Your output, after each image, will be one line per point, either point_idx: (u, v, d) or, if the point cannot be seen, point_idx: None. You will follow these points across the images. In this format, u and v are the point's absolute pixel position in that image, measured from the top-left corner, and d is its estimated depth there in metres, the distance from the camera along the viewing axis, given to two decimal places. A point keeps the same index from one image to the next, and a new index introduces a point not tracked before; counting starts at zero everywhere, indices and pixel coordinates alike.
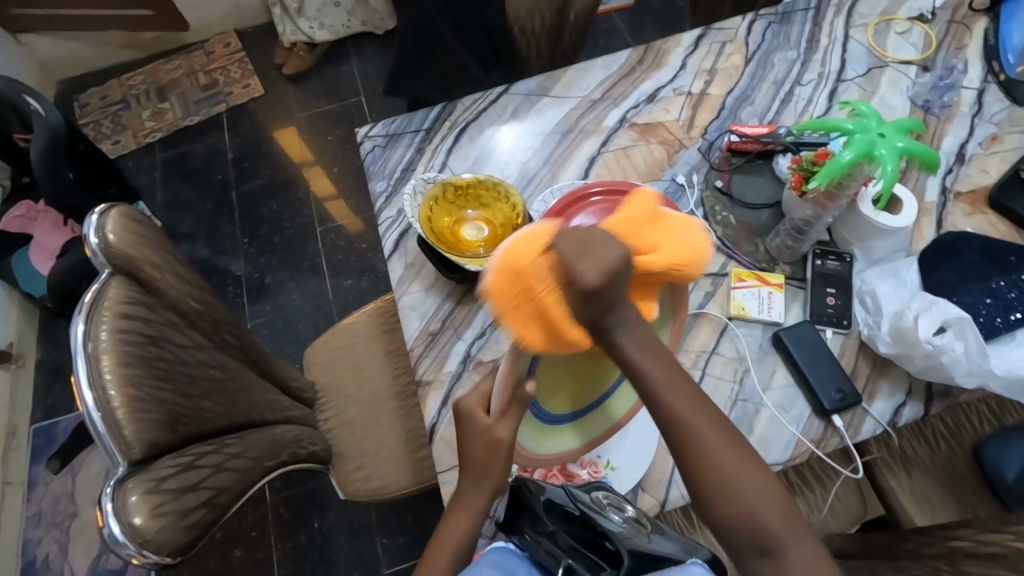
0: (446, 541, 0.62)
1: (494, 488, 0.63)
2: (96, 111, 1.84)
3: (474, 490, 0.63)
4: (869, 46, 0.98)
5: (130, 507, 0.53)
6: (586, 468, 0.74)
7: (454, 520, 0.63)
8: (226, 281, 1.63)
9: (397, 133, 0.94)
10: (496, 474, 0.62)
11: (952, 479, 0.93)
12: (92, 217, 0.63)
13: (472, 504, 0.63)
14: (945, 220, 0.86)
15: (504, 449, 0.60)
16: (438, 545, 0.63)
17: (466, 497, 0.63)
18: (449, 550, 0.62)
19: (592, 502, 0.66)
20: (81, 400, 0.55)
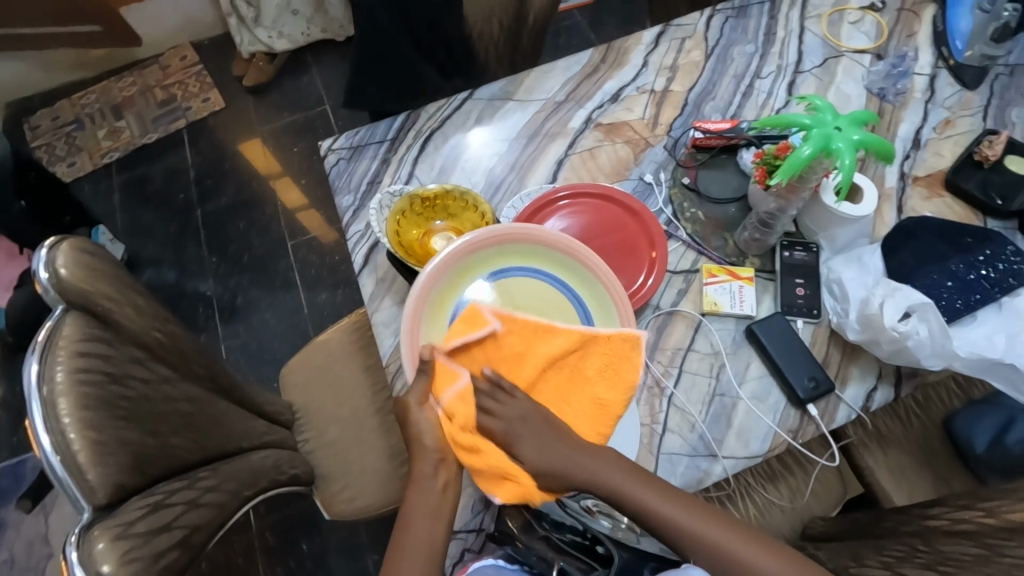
0: (411, 522, 0.62)
1: (432, 452, 0.63)
2: (48, 134, 1.77)
3: (418, 458, 0.63)
4: (824, 36, 1.00)
5: (97, 556, 0.51)
6: None
7: (414, 498, 0.63)
8: (197, 303, 1.59)
9: (361, 145, 0.93)
10: (427, 433, 0.63)
11: (925, 454, 0.95)
12: (41, 252, 0.61)
13: (424, 475, 0.63)
14: (905, 205, 0.88)
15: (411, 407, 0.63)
16: (406, 525, 0.62)
17: (416, 470, 0.63)
18: (416, 526, 0.62)
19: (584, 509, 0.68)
20: (38, 445, 0.53)
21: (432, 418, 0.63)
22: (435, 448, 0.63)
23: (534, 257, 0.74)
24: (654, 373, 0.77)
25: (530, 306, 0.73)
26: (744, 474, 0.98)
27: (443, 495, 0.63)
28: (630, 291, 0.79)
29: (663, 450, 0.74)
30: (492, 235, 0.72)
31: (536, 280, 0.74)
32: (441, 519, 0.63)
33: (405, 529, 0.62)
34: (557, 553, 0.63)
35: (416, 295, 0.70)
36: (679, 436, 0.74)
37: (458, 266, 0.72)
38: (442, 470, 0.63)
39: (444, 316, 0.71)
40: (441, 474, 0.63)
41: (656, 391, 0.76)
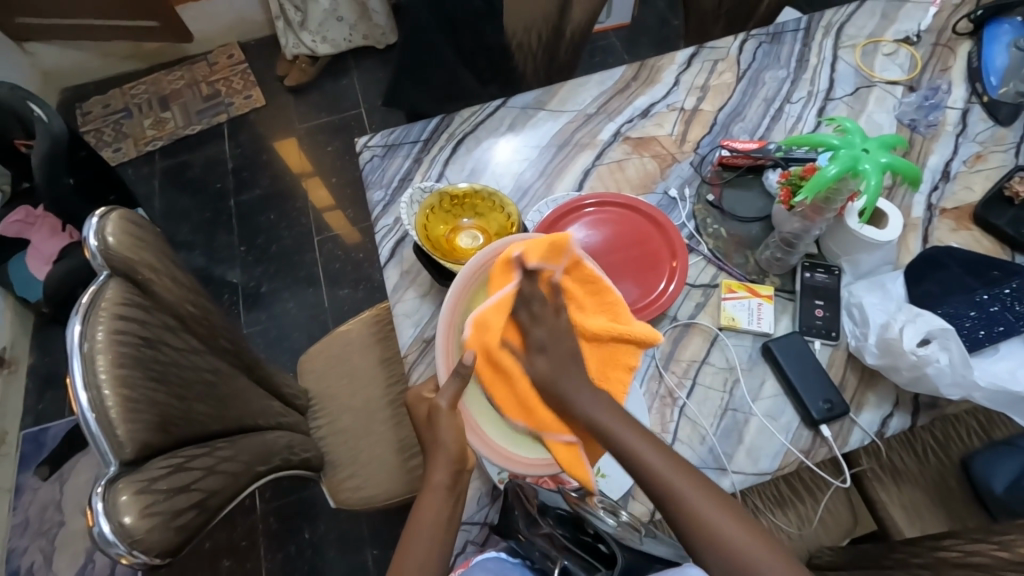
0: (421, 524, 0.61)
1: (453, 463, 0.63)
2: (98, 120, 1.86)
3: (437, 465, 0.63)
4: (857, 66, 1.01)
5: (120, 507, 0.53)
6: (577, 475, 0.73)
7: (426, 504, 0.62)
8: (222, 289, 1.63)
9: (396, 143, 0.96)
10: (452, 443, 0.63)
11: (940, 492, 0.93)
12: (92, 220, 0.64)
13: (440, 482, 0.63)
14: (931, 235, 0.87)
15: (442, 411, 0.64)
16: (416, 527, 0.61)
17: (432, 476, 0.63)
18: (427, 528, 0.61)
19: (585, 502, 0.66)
20: (75, 400, 0.55)
21: (457, 427, 0.64)
22: (456, 458, 0.64)
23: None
24: (667, 383, 0.77)
25: None
26: (752, 496, 0.98)
27: (455, 505, 0.63)
28: (649, 299, 0.80)
29: None
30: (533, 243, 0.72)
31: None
32: (452, 529, 0.63)
33: (415, 532, 0.61)
34: (559, 552, 0.62)
35: (458, 289, 0.69)
36: (689, 448, 0.74)
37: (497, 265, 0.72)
38: (458, 481, 0.64)
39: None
40: (458, 484, 0.64)
41: (669, 401, 0.77)
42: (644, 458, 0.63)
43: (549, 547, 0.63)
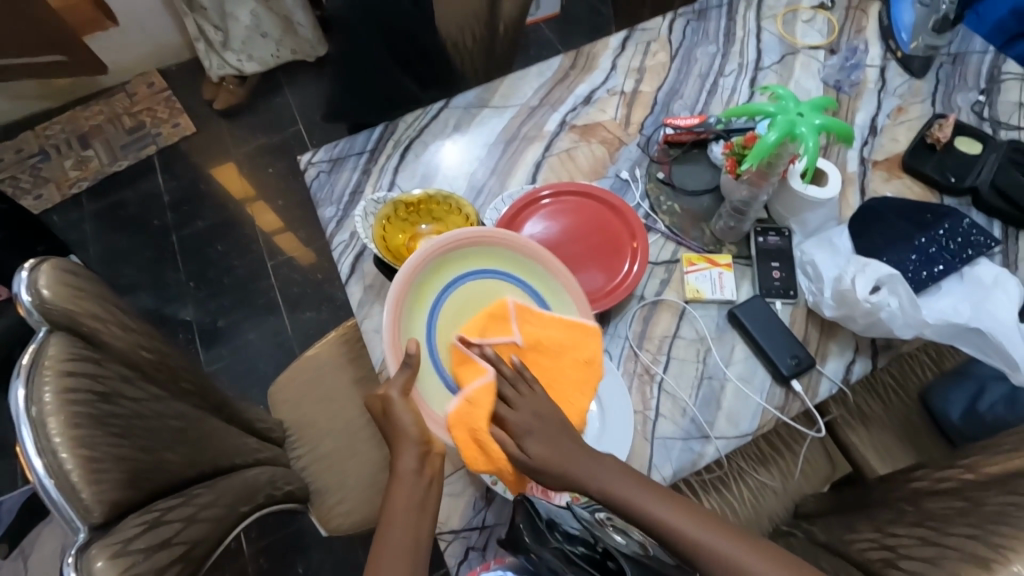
0: (392, 520, 0.59)
1: (417, 444, 0.62)
2: (13, 167, 1.73)
3: (401, 453, 0.62)
4: (781, 35, 1.06)
5: (97, 575, 0.49)
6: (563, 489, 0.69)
7: (397, 493, 0.60)
8: (177, 329, 1.55)
9: (341, 157, 0.94)
10: (412, 428, 0.63)
11: (905, 428, 0.99)
12: (22, 273, 0.60)
13: (406, 469, 0.61)
14: (867, 188, 0.92)
15: (395, 400, 0.64)
16: (389, 523, 0.59)
17: (398, 465, 0.62)
18: (400, 520, 0.59)
19: (595, 519, 0.64)
20: (30, 468, 0.51)
21: (414, 411, 0.64)
22: (419, 439, 0.62)
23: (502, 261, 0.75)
24: (643, 361, 0.79)
25: None
26: (736, 459, 1.01)
27: (427, 489, 0.61)
28: (615, 282, 0.82)
29: (658, 436, 0.75)
30: (465, 236, 0.73)
31: (502, 280, 0.75)
32: (427, 515, 0.60)
33: (388, 530, 0.59)
34: (566, 566, 0.60)
35: (398, 284, 0.69)
36: (672, 421, 0.76)
37: (436, 260, 0.72)
38: (425, 463, 0.62)
39: (422, 310, 0.71)
40: (427, 468, 0.62)
41: (647, 378, 0.78)
42: (656, 514, 0.58)
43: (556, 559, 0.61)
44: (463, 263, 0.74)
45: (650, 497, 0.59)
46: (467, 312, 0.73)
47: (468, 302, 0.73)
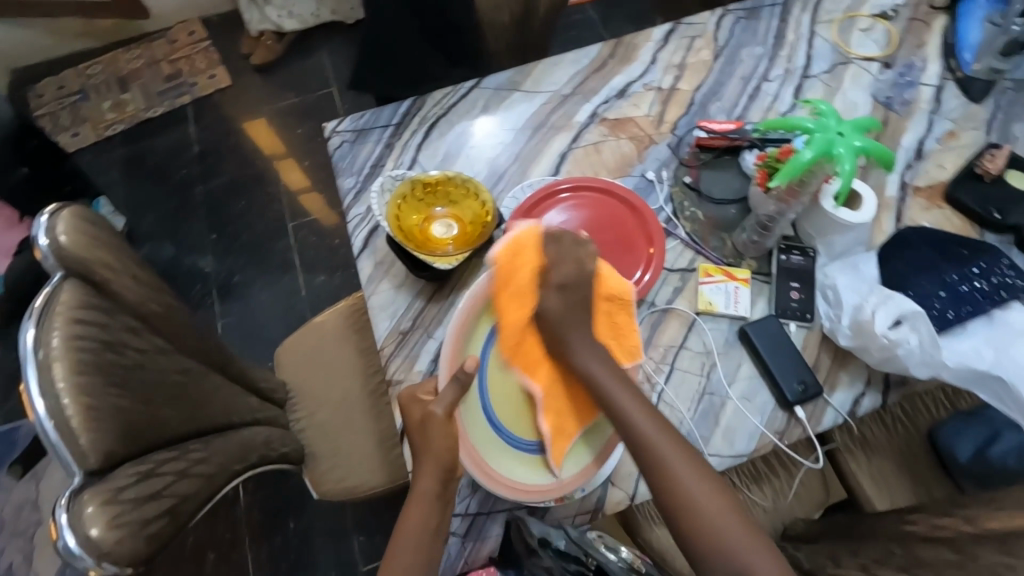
0: (407, 535, 0.64)
1: (441, 471, 0.64)
2: (53, 102, 1.76)
3: (423, 475, 0.65)
4: (834, 42, 1.00)
5: (85, 519, 0.51)
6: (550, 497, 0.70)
7: (413, 511, 0.65)
8: (195, 279, 1.59)
9: (366, 128, 0.93)
10: (442, 452, 0.64)
11: (909, 462, 0.97)
12: (42, 218, 0.61)
13: (426, 491, 0.64)
14: (904, 215, 0.88)
15: (437, 419, 0.64)
16: (401, 540, 0.64)
17: (418, 485, 0.65)
18: (412, 536, 0.64)
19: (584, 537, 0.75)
20: (32, 409, 0.53)
21: (450, 437, 0.65)
22: (445, 467, 0.65)
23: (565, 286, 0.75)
24: (645, 368, 0.78)
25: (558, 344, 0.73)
26: (729, 474, 0.99)
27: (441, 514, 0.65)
28: None
29: None
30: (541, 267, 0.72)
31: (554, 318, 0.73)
32: (438, 537, 0.66)
33: (401, 545, 0.64)
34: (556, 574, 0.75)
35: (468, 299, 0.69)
36: None
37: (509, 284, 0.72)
38: (445, 489, 0.66)
39: (485, 329, 0.72)
40: (445, 492, 0.66)
41: (647, 387, 0.77)
42: (668, 462, 0.64)
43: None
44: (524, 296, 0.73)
45: (671, 451, 0.65)
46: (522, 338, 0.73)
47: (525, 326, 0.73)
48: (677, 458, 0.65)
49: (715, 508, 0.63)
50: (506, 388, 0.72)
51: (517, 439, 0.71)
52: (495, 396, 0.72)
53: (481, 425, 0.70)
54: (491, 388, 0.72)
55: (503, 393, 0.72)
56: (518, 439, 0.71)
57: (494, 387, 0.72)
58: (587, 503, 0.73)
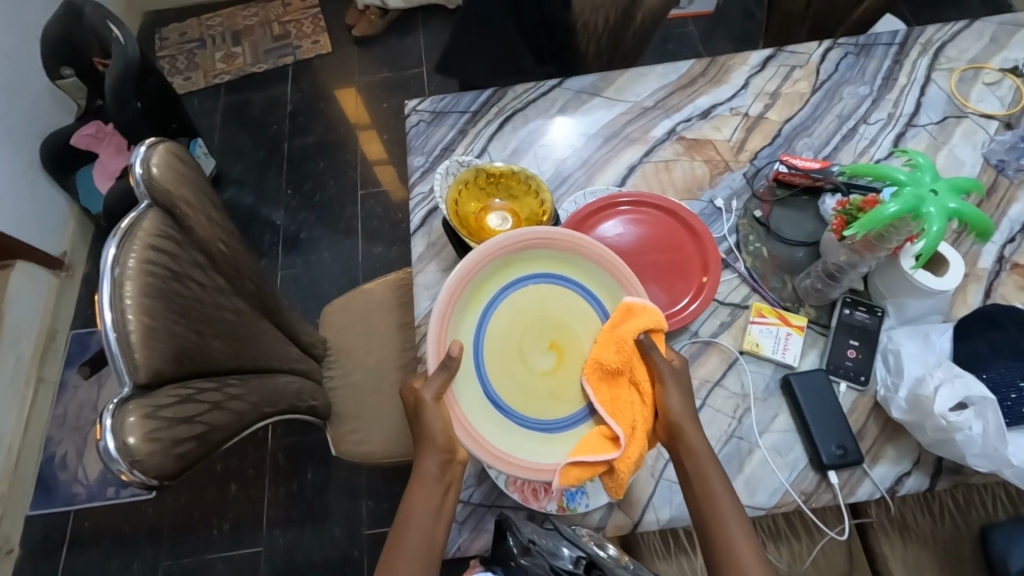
0: (413, 522, 0.63)
1: (441, 452, 0.64)
2: (174, 47, 1.92)
3: (425, 457, 0.65)
4: (951, 92, 0.92)
5: (126, 427, 0.56)
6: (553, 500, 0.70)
7: (415, 495, 0.64)
8: (265, 229, 1.68)
9: (443, 111, 0.95)
10: (439, 435, 0.64)
11: (950, 558, 0.89)
12: (140, 149, 0.67)
13: (429, 475, 0.64)
14: (995, 290, 0.80)
15: (427, 403, 0.64)
16: (405, 524, 0.63)
17: (421, 467, 0.65)
18: (416, 527, 0.63)
19: (577, 536, 0.67)
20: (100, 319, 0.58)
21: (445, 419, 0.64)
22: (444, 448, 0.64)
23: (569, 265, 0.71)
24: None
25: (558, 320, 0.70)
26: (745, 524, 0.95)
27: (445, 496, 0.64)
28: (671, 311, 0.78)
29: (665, 477, 0.72)
30: (533, 238, 0.68)
31: (559, 285, 0.71)
32: (442, 521, 0.64)
33: (406, 530, 0.63)
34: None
35: (456, 278, 0.66)
36: None
37: (500, 259, 0.69)
38: (447, 471, 0.65)
39: (476, 310, 0.69)
40: (446, 475, 0.65)
41: None
42: (715, 492, 0.63)
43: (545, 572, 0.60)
44: (527, 263, 0.70)
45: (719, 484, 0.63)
46: (520, 321, 0.70)
47: (524, 308, 0.70)
48: (726, 502, 0.62)
49: (758, 561, 0.60)
50: (512, 372, 0.68)
51: (530, 421, 0.67)
52: (497, 378, 0.68)
53: (483, 406, 0.67)
54: (490, 365, 0.68)
55: (503, 369, 0.68)
56: (516, 413, 0.67)
57: (493, 367, 0.68)
58: (590, 519, 0.71)
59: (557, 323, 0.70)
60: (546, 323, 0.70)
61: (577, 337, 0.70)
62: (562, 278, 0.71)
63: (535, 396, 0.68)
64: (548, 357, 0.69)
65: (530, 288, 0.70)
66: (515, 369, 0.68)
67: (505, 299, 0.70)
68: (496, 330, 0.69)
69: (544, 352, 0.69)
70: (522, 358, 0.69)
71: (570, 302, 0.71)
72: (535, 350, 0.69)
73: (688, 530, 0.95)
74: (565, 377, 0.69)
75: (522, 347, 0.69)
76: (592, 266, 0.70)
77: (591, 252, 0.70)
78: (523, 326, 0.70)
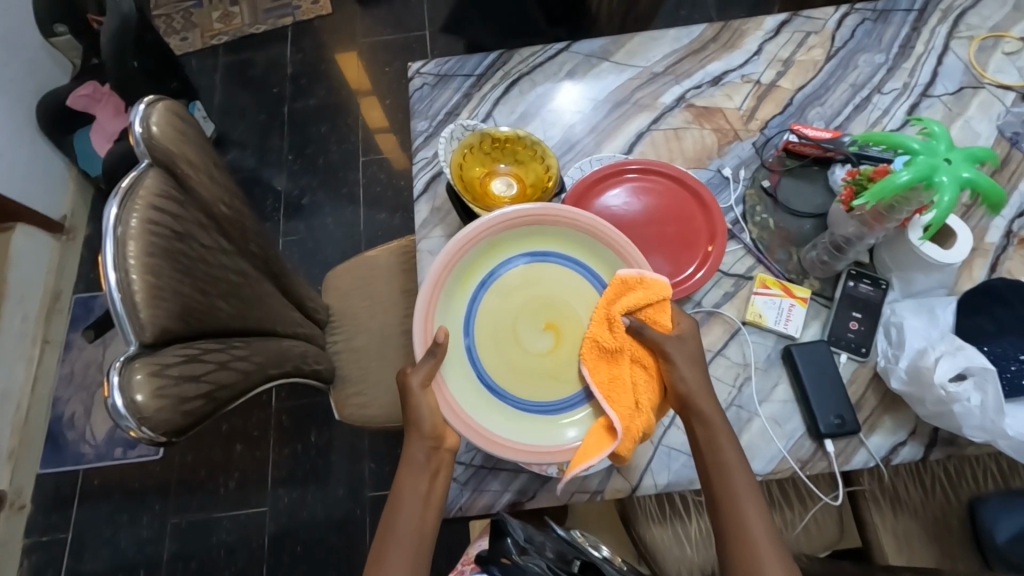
0: (403, 507, 0.65)
1: (428, 439, 0.66)
2: (170, 5, 1.86)
3: (412, 443, 0.66)
4: (969, 62, 0.90)
5: (134, 384, 0.57)
6: None
7: (405, 481, 0.66)
8: (267, 194, 1.66)
9: (448, 74, 0.93)
10: (426, 424, 0.66)
11: (940, 528, 0.91)
12: (140, 105, 0.65)
13: (417, 461, 0.66)
14: (1001, 265, 0.80)
15: (415, 390, 0.65)
16: (395, 509, 0.65)
17: (409, 455, 0.66)
18: (408, 513, 0.65)
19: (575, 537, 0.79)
20: (105, 279, 0.58)
21: (432, 405, 0.66)
22: (430, 436, 0.66)
23: (563, 242, 0.71)
24: None
25: (554, 299, 0.70)
26: None
27: (433, 481, 0.66)
28: (675, 281, 0.77)
29: (664, 443, 0.73)
30: (520, 216, 0.68)
31: (554, 264, 0.70)
32: (431, 505, 0.66)
33: (396, 515, 0.65)
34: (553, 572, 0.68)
35: (441, 263, 0.67)
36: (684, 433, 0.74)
37: (487, 241, 0.69)
38: (434, 458, 0.67)
39: (466, 294, 0.69)
40: (433, 461, 0.66)
41: None
42: (728, 461, 0.64)
43: (542, 569, 0.67)
44: (517, 243, 0.70)
45: (732, 454, 0.64)
46: (514, 301, 0.70)
47: (517, 289, 0.70)
48: (737, 471, 0.63)
49: (765, 529, 0.61)
50: (506, 354, 0.69)
51: (528, 403, 0.68)
52: (492, 361, 0.68)
53: (478, 391, 0.68)
54: (482, 349, 0.68)
55: (497, 352, 0.69)
56: (512, 396, 0.68)
57: (487, 351, 0.68)
58: (588, 483, 0.73)
59: (553, 304, 0.70)
60: (540, 303, 0.70)
61: (574, 317, 0.69)
62: (556, 255, 0.70)
63: (532, 377, 0.68)
64: (544, 337, 0.69)
65: (522, 268, 0.70)
66: (509, 350, 0.69)
67: (496, 281, 0.70)
68: (488, 312, 0.69)
69: (540, 332, 0.69)
70: (517, 337, 0.69)
71: (565, 280, 0.70)
72: (530, 332, 0.69)
73: (684, 495, 0.97)
74: (563, 357, 0.69)
75: (516, 328, 0.69)
76: (588, 240, 0.70)
77: (583, 225, 0.69)
78: (517, 307, 0.69)
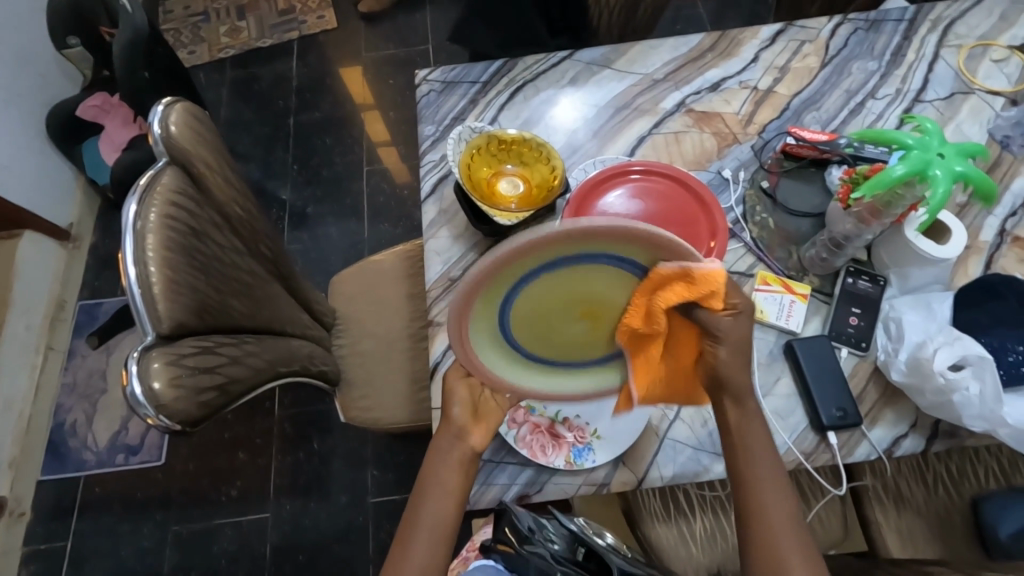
0: (430, 494, 0.66)
1: (457, 427, 0.68)
2: (178, 20, 1.91)
3: (442, 430, 0.69)
4: (958, 69, 0.93)
5: (151, 373, 0.58)
6: (572, 432, 0.74)
7: (433, 469, 0.67)
8: (272, 204, 1.69)
9: (454, 82, 0.95)
10: (459, 412, 0.69)
11: (945, 528, 0.92)
12: (158, 108, 0.68)
13: (444, 448, 0.68)
14: (995, 262, 0.82)
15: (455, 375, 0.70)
16: (422, 496, 0.67)
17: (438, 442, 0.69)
18: (434, 499, 0.66)
19: (582, 528, 0.78)
20: (125, 274, 0.59)
21: (467, 393, 0.70)
22: (461, 423, 0.68)
23: (598, 245, 0.53)
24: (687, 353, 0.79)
25: (592, 292, 0.59)
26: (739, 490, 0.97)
27: (460, 469, 0.67)
28: None
29: (669, 437, 0.74)
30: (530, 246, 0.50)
31: (586, 266, 0.56)
32: (458, 494, 0.67)
33: (423, 502, 0.66)
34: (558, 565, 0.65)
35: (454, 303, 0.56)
36: (688, 428, 0.75)
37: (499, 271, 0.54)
38: (460, 446, 0.68)
39: (489, 312, 0.59)
40: (460, 450, 0.68)
41: None
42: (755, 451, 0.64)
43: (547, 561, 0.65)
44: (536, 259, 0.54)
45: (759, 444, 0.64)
46: (544, 301, 0.59)
47: (546, 294, 0.59)
48: (761, 459, 0.64)
49: (788, 519, 0.62)
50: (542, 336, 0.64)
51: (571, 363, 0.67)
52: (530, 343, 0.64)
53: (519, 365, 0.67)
54: (517, 337, 0.63)
55: (534, 335, 0.63)
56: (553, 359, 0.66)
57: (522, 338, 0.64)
58: (595, 476, 0.73)
59: (589, 294, 0.59)
60: (575, 297, 0.59)
61: (611, 302, 0.60)
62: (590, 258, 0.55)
63: (573, 347, 0.65)
64: (584, 321, 0.62)
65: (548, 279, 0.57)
66: (548, 335, 0.63)
67: (520, 293, 0.58)
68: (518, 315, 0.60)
69: (578, 320, 0.62)
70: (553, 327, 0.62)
71: (601, 277, 0.57)
72: (567, 318, 0.62)
73: (686, 492, 0.98)
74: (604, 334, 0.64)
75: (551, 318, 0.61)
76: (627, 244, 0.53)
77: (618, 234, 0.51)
78: (549, 305, 0.60)
